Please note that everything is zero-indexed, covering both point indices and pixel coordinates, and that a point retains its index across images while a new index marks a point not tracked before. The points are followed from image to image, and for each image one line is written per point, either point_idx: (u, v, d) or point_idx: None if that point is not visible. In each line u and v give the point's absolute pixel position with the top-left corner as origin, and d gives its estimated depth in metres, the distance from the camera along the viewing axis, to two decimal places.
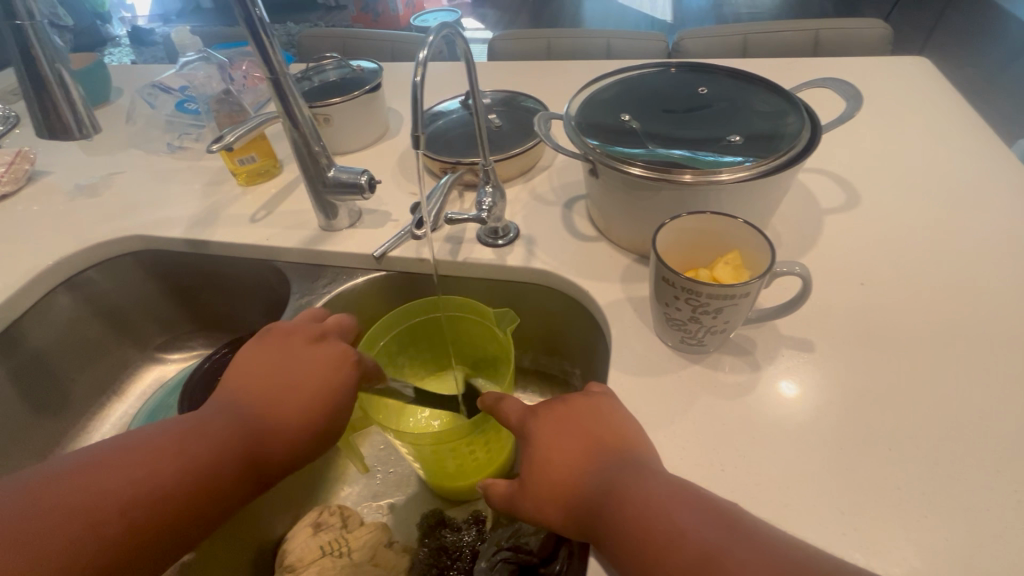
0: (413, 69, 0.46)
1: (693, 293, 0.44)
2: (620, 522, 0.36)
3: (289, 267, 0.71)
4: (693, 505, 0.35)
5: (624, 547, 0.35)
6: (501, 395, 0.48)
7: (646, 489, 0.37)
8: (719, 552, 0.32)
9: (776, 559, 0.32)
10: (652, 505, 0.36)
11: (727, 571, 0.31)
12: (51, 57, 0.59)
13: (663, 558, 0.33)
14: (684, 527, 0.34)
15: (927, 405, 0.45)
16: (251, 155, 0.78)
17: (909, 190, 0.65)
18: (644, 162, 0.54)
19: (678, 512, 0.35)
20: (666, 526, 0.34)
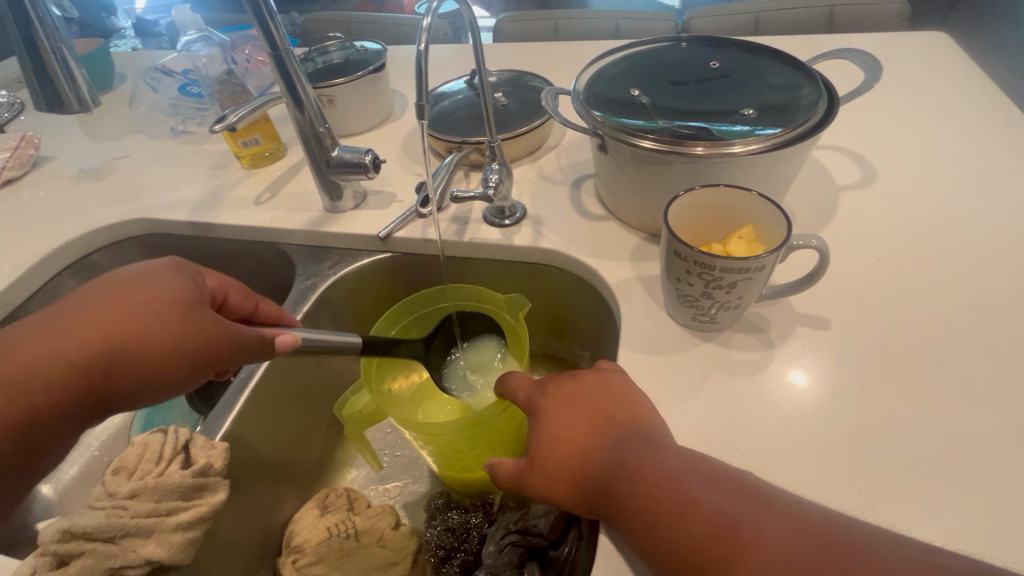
0: (419, 41, 0.45)
1: (705, 267, 0.42)
2: (631, 495, 0.36)
3: (293, 249, 0.71)
4: (706, 477, 0.34)
5: (636, 522, 0.35)
6: (509, 373, 0.47)
7: (658, 462, 0.36)
8: (733, 522, 0.31)
9: (792, 525, 0.30)
10: (664, 478, 0.35)
11: (743, 542, 0.30)
12: (51, 36, 0.58)
13: (676, 530, 0.33)
14: (698, 498, 0.33)
15: (948, 383, 0.44)
16: (255, 137, 0.77)
17: (929, 166, 0.63)
18: (654, 136, 0.52)
19: (691, 484, 0.34)
20: (679, 498, 0.34)
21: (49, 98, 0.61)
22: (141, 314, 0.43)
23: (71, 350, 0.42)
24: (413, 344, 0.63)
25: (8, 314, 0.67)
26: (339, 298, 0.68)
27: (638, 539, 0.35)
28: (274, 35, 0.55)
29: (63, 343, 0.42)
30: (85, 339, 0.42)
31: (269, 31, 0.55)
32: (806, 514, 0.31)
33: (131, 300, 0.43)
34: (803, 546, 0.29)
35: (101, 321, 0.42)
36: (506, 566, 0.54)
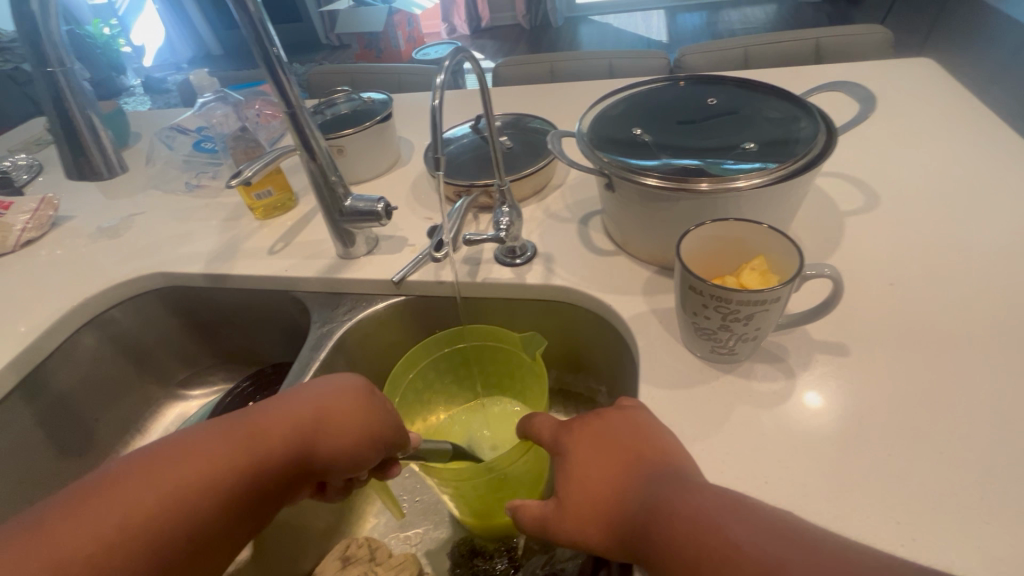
0: (431, 95, 0.47)
1: (722, 300, 0.43)
2: (669, 540, 0.35)
3: (308, 296, 0.72)
4: (743, 517, 0.34)
5: (677, 568, 0.34)
6: (531, 415, 0.47)
7: (694, 503, 0.36)
8: (779, 567, 0.30)
9: (835, 562, 0.30)
10: (700, 519, 0.35)
11: None
12: (81, 105, 0.67)
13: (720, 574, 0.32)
14: (739, 542, 0.33)
15: (977, 405, 0.43)
16: (267, 189, 0.79)
17: (929, 189, 0.64)
18: (659, 173, 0.54)
19: (730, 526, 0.34)
20: (719, 541, 0.33)
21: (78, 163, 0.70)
22: (335, 428, 0.47)
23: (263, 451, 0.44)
24: (430, 387, 0.63)
25: (27, 374, 0.67)
26: (355, 343, 0.68)
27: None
28: (288, 92, 0.58)
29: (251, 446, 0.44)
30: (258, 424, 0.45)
31: (283, 89, 0.57)
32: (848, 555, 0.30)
33: (337, 415, 0.47)
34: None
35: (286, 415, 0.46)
36: None
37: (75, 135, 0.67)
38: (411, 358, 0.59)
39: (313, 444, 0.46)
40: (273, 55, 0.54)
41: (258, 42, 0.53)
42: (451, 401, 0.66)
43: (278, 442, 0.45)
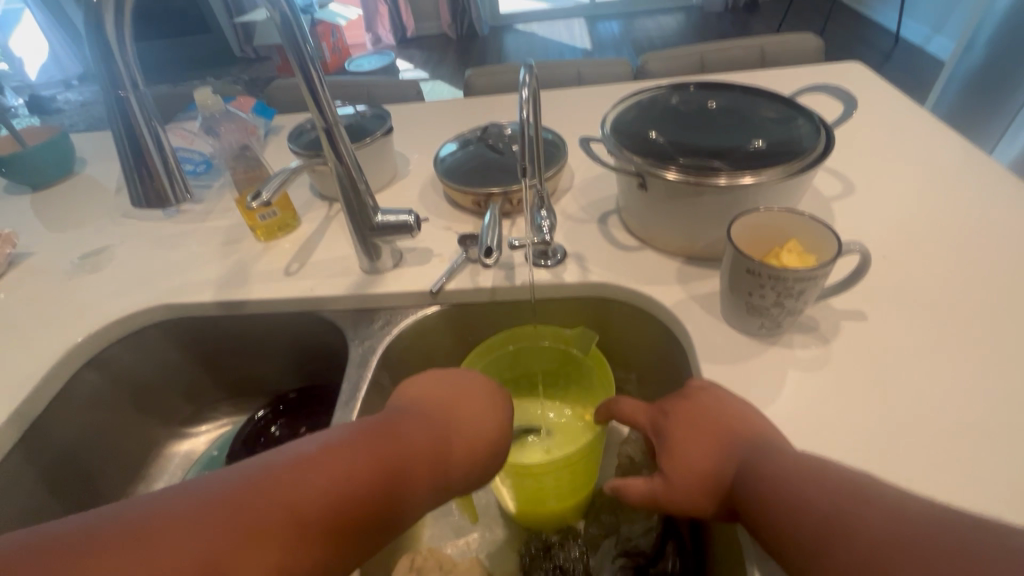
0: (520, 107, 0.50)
1: (779, 279, 0.49)
2: (762, 496, 0.40)
3: (337, 315, 0.70)
4: (815, 475, 0.39)
5: (770, 517, 0.39)
6: (621, 400, 0.53)
7: (775, 468, 0.41)
8: (843, 511, 0.35)
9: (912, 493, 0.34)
10: (785, 477, 0.40)
11: (855, 523, 0.34)
12: (148, 119, 0.54)
13: (791, 524, 0.37)
14: (808, 494, 0.37)
15: (977, 351, 0.52)
16: (273, 209, 0.76)
17: (890, 176, 0.75)
18: (679, 167, 0.59)
19: (804, 484, 0.39)
20: (792, 496, 0.38)
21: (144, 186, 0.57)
22: (487, 438, 0.48)
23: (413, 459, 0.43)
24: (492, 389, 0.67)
25: (27, 427, 0.60)
26: (395, 357, 0.68)
27: (768, 533, 0.39)
28: (323, 104, 0.57)
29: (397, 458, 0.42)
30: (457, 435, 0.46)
31: (319, 99, 0.57)
32: (891, 494, 0.35)
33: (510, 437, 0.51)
34: (886, 528, 0.33)
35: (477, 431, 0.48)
36: None
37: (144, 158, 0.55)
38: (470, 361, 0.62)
39: (476, 441, 0.47)
40: (307, 54, 0.53)
41: (291, 40, 0.52)
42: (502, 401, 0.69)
43: (466, 453, 0.46)
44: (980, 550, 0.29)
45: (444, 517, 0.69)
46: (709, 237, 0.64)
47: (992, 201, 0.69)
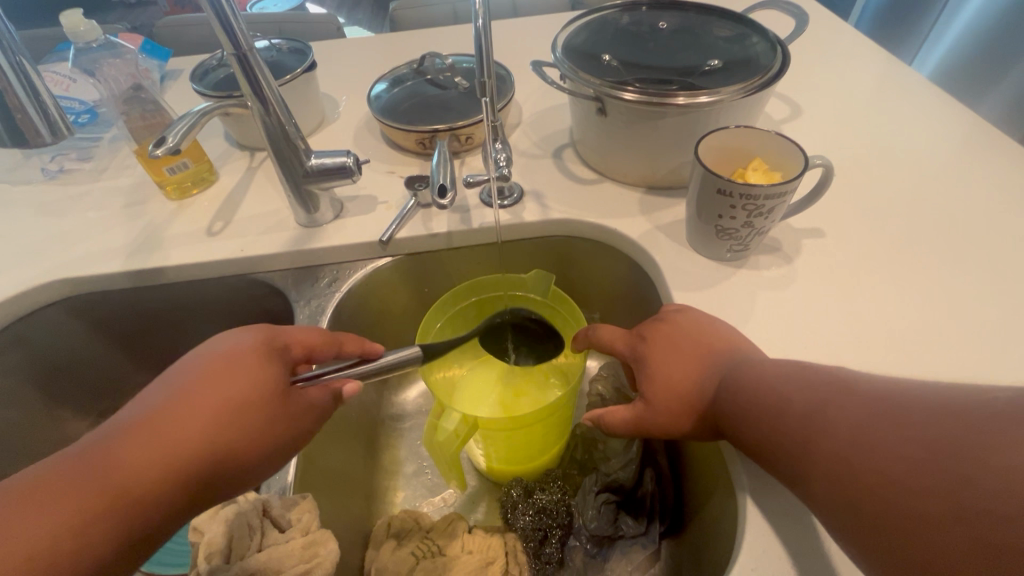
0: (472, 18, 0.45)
1: (749, 198, 0.48)
2: (742, 409, 0.39)
3: (275, 276, 0.63)
4: (795, 378, 0.38)
5: (747, 428, 0.38)
6: (598, 328, 0.51)
7: (756, 378, 0.40)
8: (820, 408, 0.34)
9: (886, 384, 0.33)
10: (763, 385, 0.39)
11: (828, 421, 0.33)
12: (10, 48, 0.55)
13: (775, 426, 0.36)
14: (787, 396, 0.37)
15: (927, 257, 0.54)
16: (183, 161, 0.66)
17: (833, 98, 0.76)
18: (637, 88, 0.55)
19: (784, 388, 0.37)
20: (773, 401, 0.37)
21: (14, 120, 0.57)
22: (232, 416, 0.38)
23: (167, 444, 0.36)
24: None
25: None
26: (348, 317, 0.63)
27: (748, 449, 0.38)
28: (235, 31, 0.48)
29: (144, 448, 0.34)
30: (194, 432, 0.36)
31: (229, 23, 0.48)
32: (872, 380, 0.34)
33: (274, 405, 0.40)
34: (873, 408, 0.32)
35: (214, 414, 0.37)
36: (608, 525, 0.57)
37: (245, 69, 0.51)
38: (436, 310, 0.61)
39: (214, 427, 0.37)
40: None
41: None
42: None
43: (200, 444, 0.36)
44: (967, 402, 0.28)
45: (416, 476, 0.66)
46: (671, 164, 0.61)
47: (928, 115, 0.71)
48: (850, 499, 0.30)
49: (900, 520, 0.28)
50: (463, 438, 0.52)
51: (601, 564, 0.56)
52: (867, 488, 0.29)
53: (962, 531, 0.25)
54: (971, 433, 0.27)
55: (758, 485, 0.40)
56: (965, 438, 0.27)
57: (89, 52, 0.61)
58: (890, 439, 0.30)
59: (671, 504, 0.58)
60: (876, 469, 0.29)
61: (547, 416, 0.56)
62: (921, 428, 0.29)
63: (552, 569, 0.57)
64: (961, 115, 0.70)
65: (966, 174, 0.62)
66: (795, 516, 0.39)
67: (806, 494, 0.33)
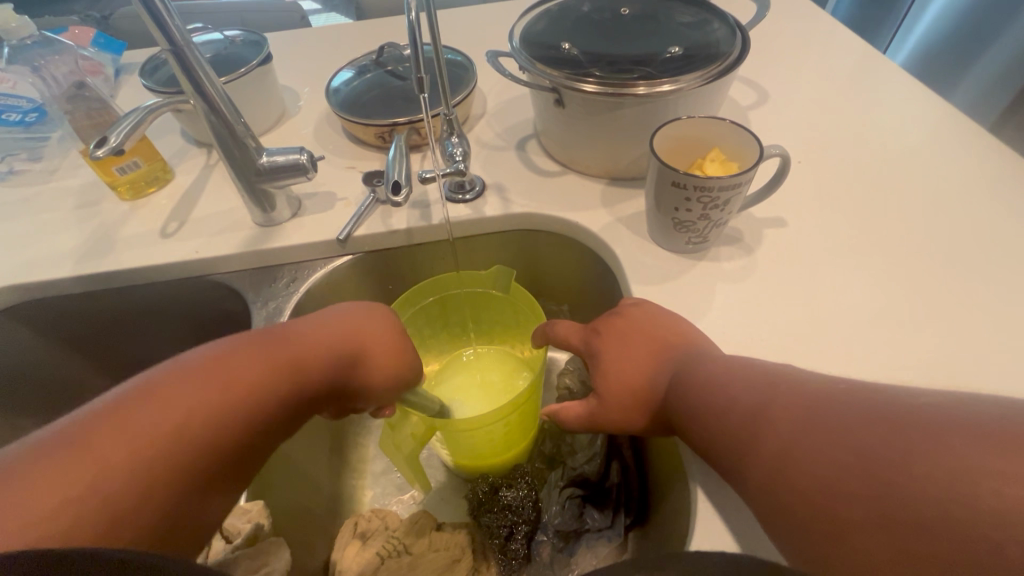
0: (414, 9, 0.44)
1: (705, 190, 0.47)
2: (691, 406, 0.38)
3: (232, 277, 0.62)
4: (742, 377, 0.37)
5: (695, 425, 0.38)
6: (555, 323, 0.51)
7: (704, 375, 0.39)
8: (765, 406, 0.34)
9: (832, 380, 0.33)
10: (712, 380, 0.38)
11: (772, 418, 0.33)
12: None
13: (722, 424, 0.35)
14: (733, 393, 0.36)
15: (886, 245, 0.54)
16: (133, 160, 0.64)
17: (799, 84, 0.75)
18: (597, 78, 0.53)
19: (731, 385, 0.37)
20: (720, 398, 0.36)
21: None
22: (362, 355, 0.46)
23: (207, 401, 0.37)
24: (416, 340, 0.64)
25: None
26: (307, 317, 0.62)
27: (697, 445, 0.38)
28: (168, 24, 0.46)
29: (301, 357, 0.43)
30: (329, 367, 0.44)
31: (161, 18, 0.46)
32: (816, 381, 0.34)
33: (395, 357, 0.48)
34: (815, 405, 0.31)
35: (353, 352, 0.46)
36: (573, 520, 0.57)
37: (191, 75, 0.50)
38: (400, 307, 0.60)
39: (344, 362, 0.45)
40: None
41: None
42: (439, 347, 0.67)
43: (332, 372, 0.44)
44: (902, 409, 0.28)
45: (385, 475, 0.66)
46: (632, 154, 0.60)
47: (894, 101, 0.70)
48: (781, 500, 0.30)
49: (826, 525, 0.28)
50: (422, 440, 0.51)
51: (568, 559, 0.56)
52: (797, 491, 0.29)
53: (882, 539, 0.25)
54: (905, 438, 0.26)
55: (708, 481, 0.40)
56: (899, 442, 0.26)
57: (23, 50, 0.60)
58: (827, 436, 0.29)
59: (637, 496, 0.57)
60: (811, 466, 0.29)
61: (511, 413, 0.55)
62: (855, 432, 0.28)
63: (518, 565, 0.57)
64: (925, 100, 0.70)
65: (929, 162, 0.62)
66: (745, 511, 0.38)
67: (743, 489, 0.33)
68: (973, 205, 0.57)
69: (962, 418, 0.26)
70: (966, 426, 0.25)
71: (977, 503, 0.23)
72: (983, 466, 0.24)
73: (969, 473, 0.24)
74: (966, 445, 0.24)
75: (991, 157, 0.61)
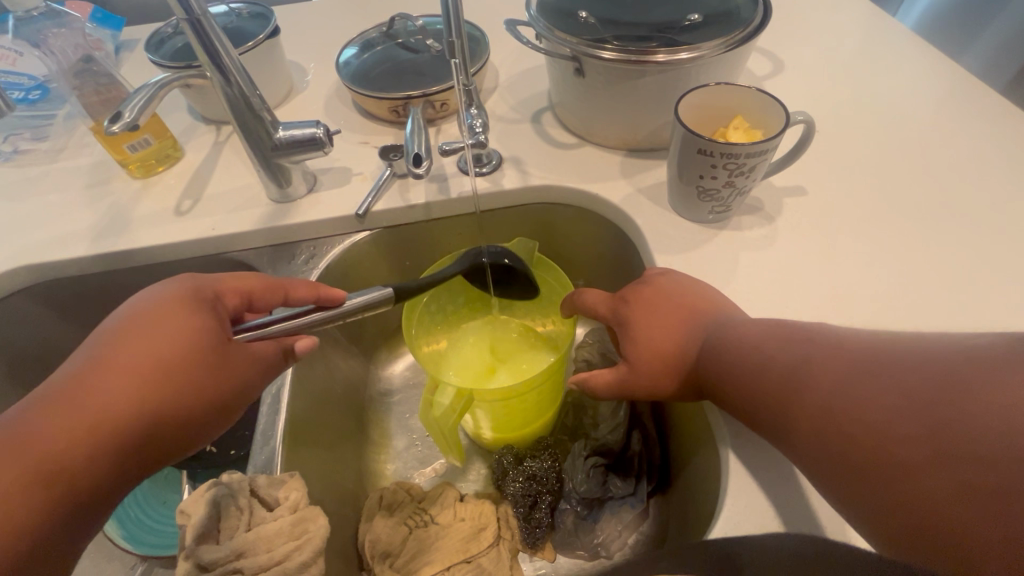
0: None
1: (730, 156, 0.47)
2: (725, 367, 0.39)
3: (251, 255, 0.62)
4: (778, 337, 0.38)
5: (730, 385, 0.38)
6: (582, 292, 0.52)
7: (739, 337, 0.40)
8: (803, 363, 0.34)
9: (871, 335, 0.34)
10: (747, 341, 0.39)
11: (812, 374, 0.33)
12: None
13: (759, 383, 0.36)
14: (770, 354, 0.37)
15: (907, 212, 0.54)
16: (144, 137, 0.63)
17: (814, 52, 0.74)
18: (617, 45, 0.53)
19: (766, 346, 0.38)
20: (756, 358, 0.37)
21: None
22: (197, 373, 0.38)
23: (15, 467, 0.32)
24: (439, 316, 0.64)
25: None
26: None
27: (732, 406, 0.38)
28: None
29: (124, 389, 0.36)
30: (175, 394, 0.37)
31: None
32: (855, 335, 0.34)
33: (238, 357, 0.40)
34: (858, 357, 0.32)
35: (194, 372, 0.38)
36: (597, 487, 0.58)
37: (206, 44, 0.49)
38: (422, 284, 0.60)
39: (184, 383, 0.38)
40: None
41: None
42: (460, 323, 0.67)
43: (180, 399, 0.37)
44: (951, 352, 0.29)
45: (407, 449, 0.67)
46: (651, 125, 0.60)
47: (914, 68, 0.70)
48: (834, 452, 0.31)
49: (883, 470, 0.28)
50: (459, 414, 0.51)
51: (591, 525, 0.57)
52: (850, 440, 0.30)
53: (943, 477, 0.26)
54: (956, 381, 0.27)
55: (739, 443, 0.41)
56: (951, 386, 0.27)
57: (30, 22, 0.58)
58: (873, 386, 0.30)
59: (658, 464, 0.59)
60: (860, 417, 0.30)
61: (535, 385, 0.56)
62: (905, 379, 0.29)
63: (543, 533, 0.58)
64: (942, 66, 0.69)
65: (947, 128, 0.62)
66: (777, 472, 0.39)
67: (790, 447, 0.34)
68: (992, 171, 0.57)
69: (1014, 352, 0.26)
70: (1018, 359, 0.26)
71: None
72: None
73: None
74: (1019, 380, 0.25)
75: (1009, 123, 0.61)
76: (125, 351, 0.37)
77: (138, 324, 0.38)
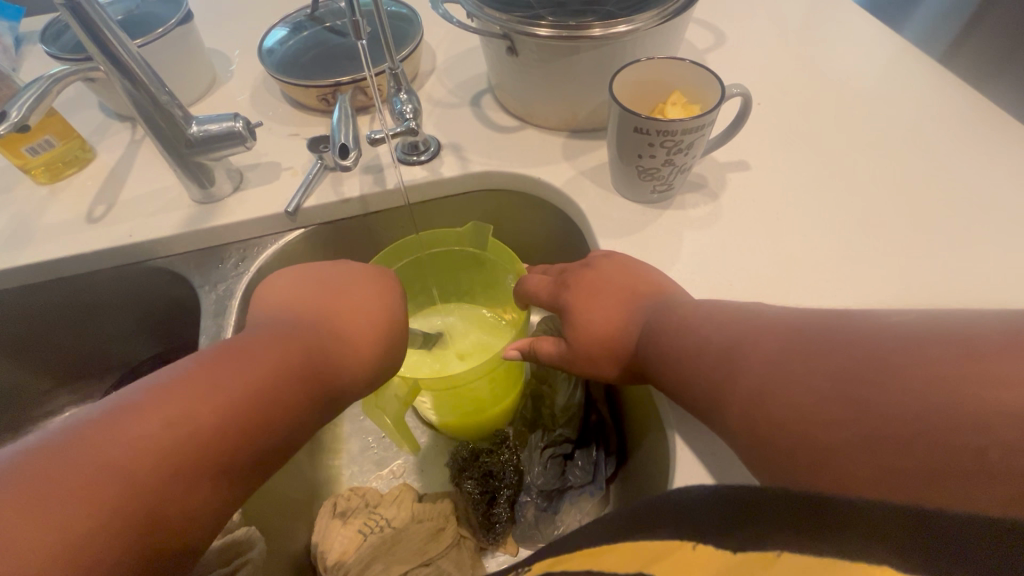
0: None
1: (668, 134, 0.45)
2: (664, 350, 0.38)
3: (176, 261, 0.58)
4: (712, 319, 0.37)
5: (668, 368, 0.37)
6: (524, 277, 0.50)
7: (677, 318, 0.39)
8: (737, 343, 0.34)
9: (804, 314, 0.33)
10: (686, 322, 0.38)
11: (746, 355, 0.33)
12: None
13: (695, 366, 0.35)
14: (705, 336, 0.36)
15: (845, 183, 0.54)
16: (45, 139, 0.57)
17: (756, 24, 0.74)
18: (551, 22, 0.50)
19: (703, 327, 0.37)
20: (693, 340, 0.36)
21: None
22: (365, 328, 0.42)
23: (185, 406, 0.31)
24: None
25: None
26: None
27: (670, 391, 0.37)
28: None
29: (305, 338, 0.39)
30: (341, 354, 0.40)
31: None
32: (788, 315, 0.34)
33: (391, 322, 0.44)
34: (793, 337, 0.31)
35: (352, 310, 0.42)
36: (556, 478, 0.58)
37: (97, 35, 0.45)
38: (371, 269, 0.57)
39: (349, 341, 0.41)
40: None
41: None
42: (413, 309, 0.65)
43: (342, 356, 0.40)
44: (880, 332, 0.28)
45: (361, 454, 0.65)
46: (590, 105, 0.58)
47: (853, 39, 0.70)
48: (765, 433, 0.30)
49: (811, 452, 0.28)
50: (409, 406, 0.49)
51: (552, 516, 0.57)
52: (783, 423, 0.29)
53: (870, 458, 0.26)
54: (884, 361, 0.27)
55: (685, 428, 0.40)
56: (877, 364, 0.27)
57: None
58: (807, 364, 0.30)
59: (615, 448, 0.58)
60: (793, 395, 0.29)
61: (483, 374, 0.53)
62: (836, 356, 0.29)
63: (503, 527, 0.57)
64: (879, 35, 0.69)
65: (886, 98, 0.62)
66: (721, 453, 0.38)
67: (726, 433, 0.33)
68: (924, 139, 0.57)
69: (944, 336, 0.26)
70: (946, 342, 0.26)
71: (963, 410, 0.24)
72: (977, 384, 0.24)
73: (954, 386, 0.24)
74: (950, 360, 0.25)
75: (941, 92, 0.61)
76: (323, 308, 0.42)
77: (327, 289, 0.44)
